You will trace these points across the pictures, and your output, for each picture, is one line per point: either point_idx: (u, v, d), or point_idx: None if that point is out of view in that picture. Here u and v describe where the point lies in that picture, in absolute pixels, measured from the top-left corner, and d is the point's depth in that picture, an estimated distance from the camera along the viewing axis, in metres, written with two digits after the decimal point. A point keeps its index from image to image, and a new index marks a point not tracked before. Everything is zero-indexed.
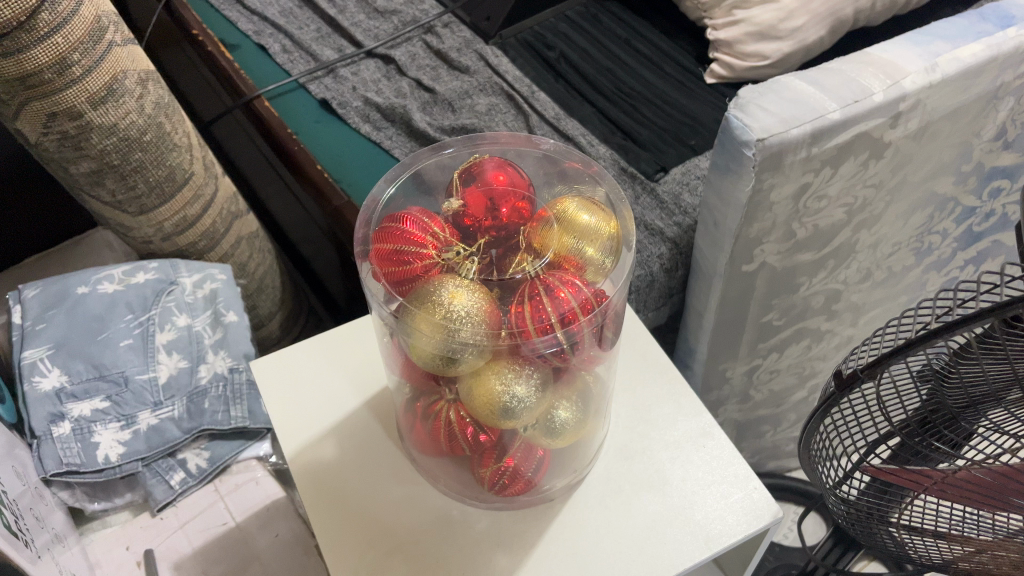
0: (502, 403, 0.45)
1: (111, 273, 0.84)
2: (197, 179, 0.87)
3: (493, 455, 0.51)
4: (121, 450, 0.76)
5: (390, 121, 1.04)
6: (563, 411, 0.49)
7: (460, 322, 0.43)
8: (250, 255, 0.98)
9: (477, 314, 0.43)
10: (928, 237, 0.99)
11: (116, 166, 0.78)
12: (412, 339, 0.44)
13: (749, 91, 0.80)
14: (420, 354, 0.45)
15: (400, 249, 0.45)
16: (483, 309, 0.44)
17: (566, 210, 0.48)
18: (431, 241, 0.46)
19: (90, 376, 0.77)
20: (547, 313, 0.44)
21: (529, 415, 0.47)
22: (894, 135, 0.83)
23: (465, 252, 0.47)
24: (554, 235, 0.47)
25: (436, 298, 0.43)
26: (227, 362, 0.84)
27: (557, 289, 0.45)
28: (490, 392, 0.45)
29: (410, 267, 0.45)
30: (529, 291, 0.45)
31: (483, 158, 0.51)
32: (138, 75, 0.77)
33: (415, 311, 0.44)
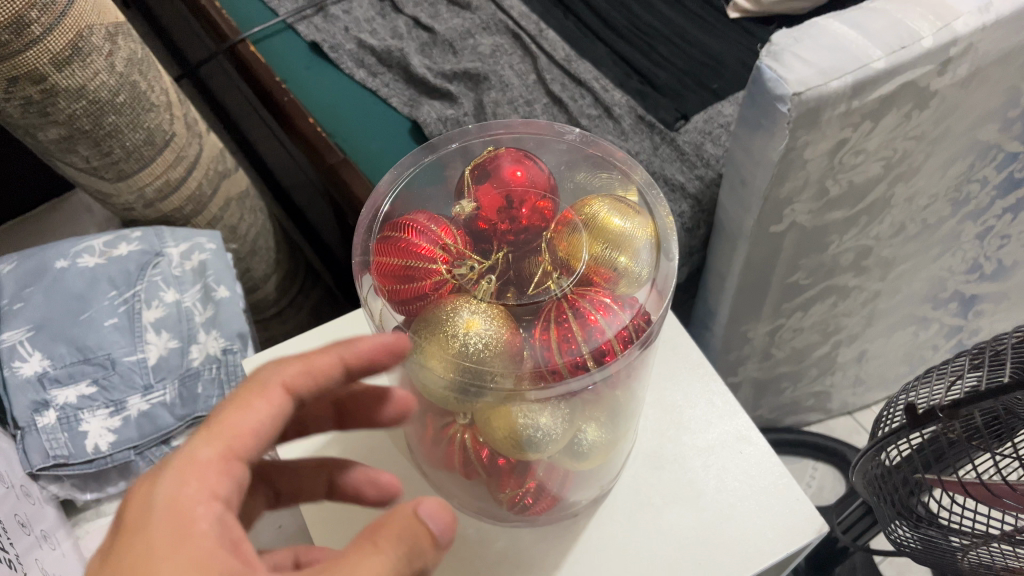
0: (526, 437, 0.40)
1: (91, 244, 0.79)
2: (180, 139, 0.80)
3: (513, 480, 0.46)
4: (110, 439, 0.71)
5: (386, 66, 0.96)
6: (592, 434, 0.44)
7: (478, 357, 0.38)
8: (240, 217, 0.91)
9: (496, 346, 0.38)
10: (966, 187, 0.92)
11: (88, 131, 0.71)
12: (422, 372, 0.39)
13: (782, 37, 0.74)
14: (428, 389, 0.40)
15: (408, 267, 0.40)
16: (506, 338, 0.38)
17: (596, 213, 0.42)
18: (440, 255, 0.41)
19: (73, 361, 0.72)
20: (578, 344, 0.38)
21: (554, 445, 0.42)
22: (942, 83, 0.76)
23: (480, 268, 0.42)
24: (583, 243, 0.41)
25: (450, 328, 0.38)
26: (220, 343, 0.78)
27: (588, 313, 0.39)
28: (512, 427, 0.39)
29: (418, 286, 0.40)
30: (554, 314, 0.39)
31: (500, 149, 0.45)
32: (106, 29, 0.69)
33: (423, 342, 0.39)
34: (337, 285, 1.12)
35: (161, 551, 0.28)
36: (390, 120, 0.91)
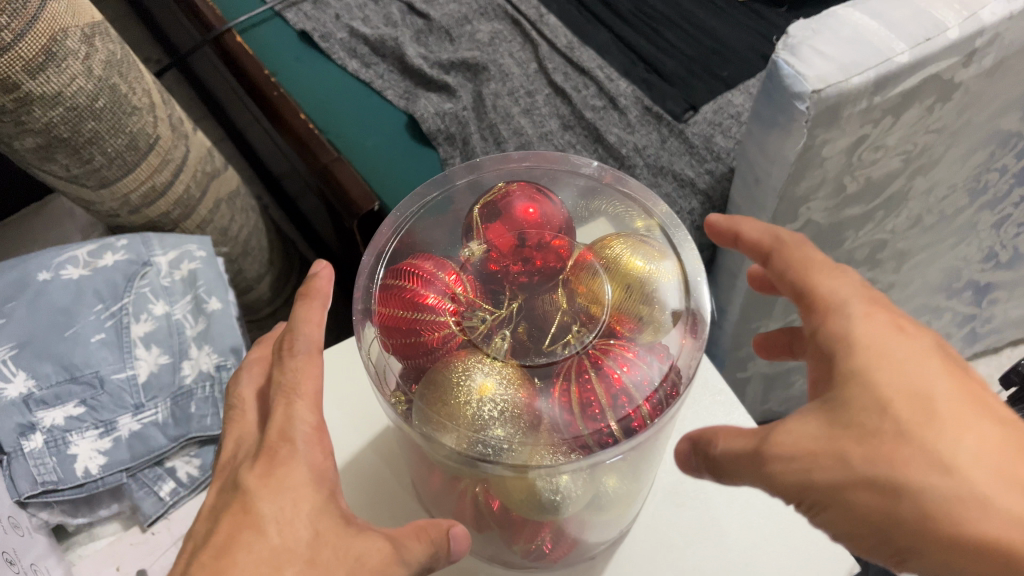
0: (547, 502, 0.37)
1: (74, 254, 0.75)
2: (165, 142, 0.76)
3: (529, 532, 0.43)
4: (102, 461, 0.68)
5: (380, 55, 0.92)
6: (612, 485, 0.41)
7: (492, 424, 0.35)
8: (231, 218, 0.87)
9: (512, 409, 0.36)
10: (985, 176, 0.89)
11: (67, 139, 0.67)
12: (428, 441, 0.36)
13: (799, 28, 0.70)
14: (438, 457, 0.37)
15: (414, 322, 0.38)
16: (521, 401, 0.36)
17: (617, 256, 0.40)
18: (447, 306, 0.39)
19: (60, 380, 0.69)
20: (603, 409, 0.36)
21: (575, 504, 0.39)
22: (966, 75, 0.72)
23: (492, 320, 0.40)
24: (603, 287, 0.40)
25: (462, 393, 0.36)
26: (213, 358, 0.76)
27: (611, 367, 0.37)
28: (532, 493, 0.37)
29: (426, 342, 0.38)
30: (575, 370, 0.37)
31: (513, 183, 0.44)
32: (83, 31, 0.65)
33: (431, 408, 0.36)
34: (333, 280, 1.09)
35: (299, 481, 0.36)
36: (385, 114, 0.87)
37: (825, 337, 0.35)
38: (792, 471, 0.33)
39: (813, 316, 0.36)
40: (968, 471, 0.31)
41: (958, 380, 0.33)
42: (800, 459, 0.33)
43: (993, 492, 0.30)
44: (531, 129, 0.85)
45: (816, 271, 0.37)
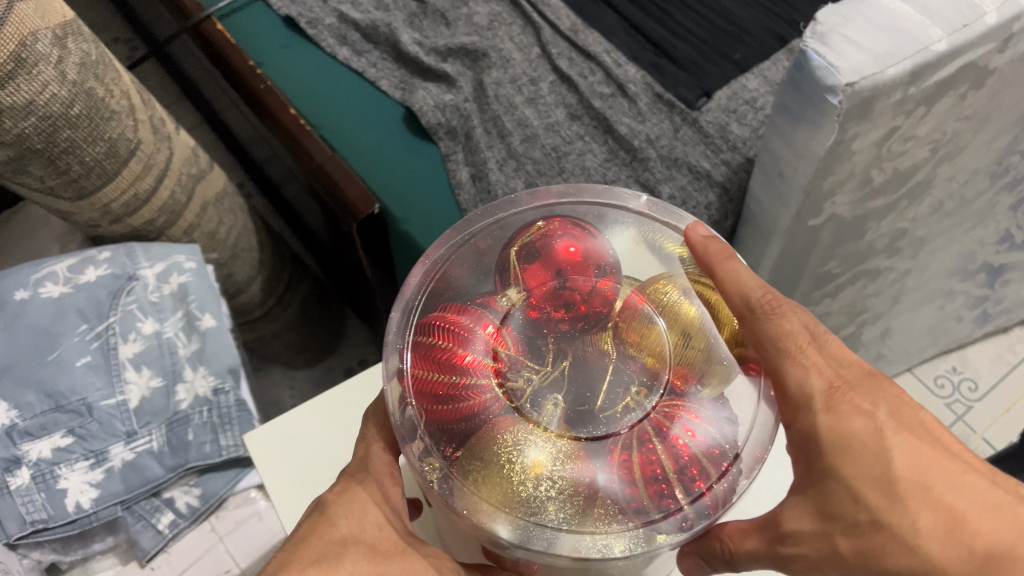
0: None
1: (54, 270, 0.70)
2: (146, 147, 0.70)
3: None
4: (94, 494, 0.64)
5: (373, 43, 0.86)
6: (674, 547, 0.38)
7: (543, 503, 0.33)
8: (219, 221, 0.82)
9: (567, 487, 0.33)
10: (1008, 159, 0.85)
11: (41, 150, 0.61)
12: (477, 528, 0.34)
13: (828, 14, 0.65)
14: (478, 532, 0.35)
15: (457, 387, 0.35)
16: (578, 478, 0.34)
17: (673, 303, 0.39)
18: (491, 366, 0.37)
19: (45, 409, 0.63)
20: (672, 488, 0.33)
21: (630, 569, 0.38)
22: (1002, 60, 0.68)
23: (539, 380, 0.37)
24: (662, 336, 0.38)
25: (511, 469, 0.34)
26: (210, 382, 0.72)
27: (676, 435, 0.34)
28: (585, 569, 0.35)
29: (469, 407, 0.35)
30: (637, 440, 0.34)
31: (552, 222, 0.42)
32: (53, 33, 0.59)
33: (472, 486, 0.34)
34: (326, 274, 1.04)
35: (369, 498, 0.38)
36: (379, 106, 0.81)
37: (797, 431, 0.34)
38: (793, 562, 0.34)
39: (786, 404, 0.35)
40: (929, 547, 0.30)
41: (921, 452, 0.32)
42: (802, 557, 0.33)
43: (956, 565, 0.29)
44: (537, 121, 0.81)
45: (786, 352, 0.35)
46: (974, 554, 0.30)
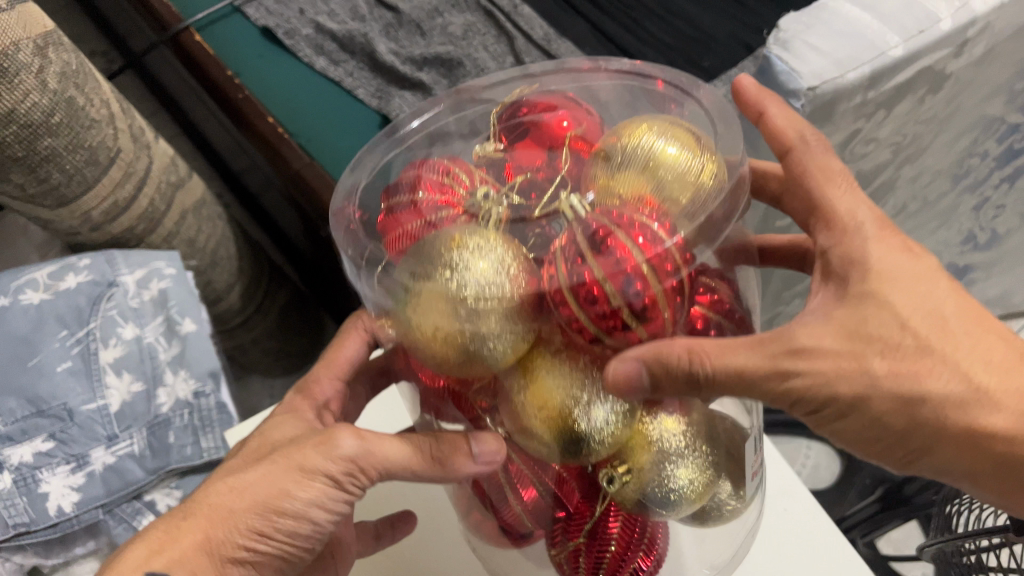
0: (568, 419, 0.30)
1: (34, 277, 0.71)
2: (126, 155, 0.71)
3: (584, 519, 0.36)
4: (76, 498, 0.64)
5: (349, 52, 0.88)
6: (684, 471, 0.33)
7: (473, 292, 0.29)
8: (198, 228, 0.83)
9: (502, 279, 0.30)
10: (968, 161, 0.88)
11: (22, 158, 0.62)
12: (415, 322, 0.31)
13: (791, 22, 0.67)
14: (426, 350, 0.31)
15: (394, 212, 0.35)
16: (509, 275, 0.30)
17: (646, 141, 0.33)
18: (442, 196, 0.35)
19: (26, 414, 0.64)
20: (603, 287, 0.28)
21: (625, 460, 0.33)
22: (957, 65, 0.70)
23: (507, 212, 0.34)
24: (624, 172, 0.33)
25: (442, 257, 0.30)
26: (190, 384, 0.72)
27: (633, 232, 0.29)
28: (547, 402, 0.30)
29: (395, 231, 0.34)
30: (580, 232, 0.30)
31: (543, 95, 0.40)
32: (35, 42, 0.60)
33: (421, 295, 0.30)
34: (304, 281, 1.04)
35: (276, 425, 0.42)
36: (355, 114, 0.83)
37: (844, 255, 0.36)
38: (810, 390, 0.33)
39: (827, 231, 0.37)
40: (961, 361, 0.35)
41: (932, 282, 0.36)
42: (821, 374, 0.33)
43: (982, 375, 0.35)
44: None
45: (831, 181, 0.38)
46: (988, 363, 0.36)
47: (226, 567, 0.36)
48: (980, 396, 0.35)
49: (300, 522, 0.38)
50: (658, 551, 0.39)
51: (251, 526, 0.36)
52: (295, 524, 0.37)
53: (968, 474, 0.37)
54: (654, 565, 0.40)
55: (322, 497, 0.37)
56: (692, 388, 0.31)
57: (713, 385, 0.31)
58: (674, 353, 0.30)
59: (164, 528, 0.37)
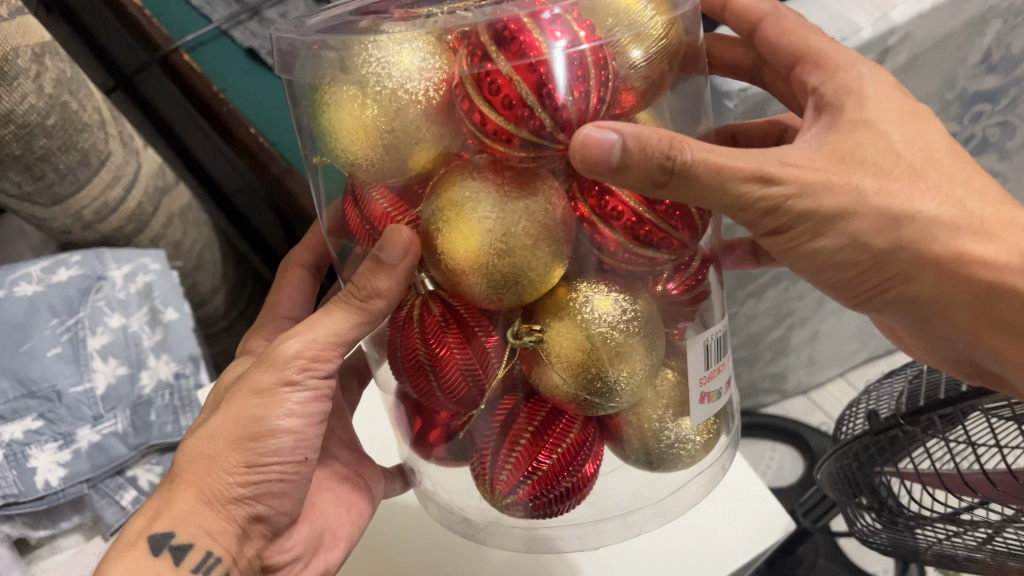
0: (482, 243, 0.32)
1: (28, 271, 0.76)
2: (116, 158, 0.77)
3: (535, 414, 0.39)
4: (62, 473, 0.68)
5: None
6: (618, 366, 0.36)
7: (388, 75, 0.32)
8: (184, 233, 0.88)
9: (421, 67, 0.32)
10: None
11: (19, 157, 0.68)
12: (336, 108, 0.33)
13: None
14: (350, 143, 0.34)
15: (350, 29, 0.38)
16: (428, 62, 0.32)
17: None
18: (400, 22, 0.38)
19: (17, 395, 0.69)
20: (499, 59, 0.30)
21: (563, 347, 0.36)
22: None
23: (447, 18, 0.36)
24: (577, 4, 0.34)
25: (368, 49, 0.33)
26: (171, 366, 0.77)
27: (537, 20, 0.31)
28: (462, 226, 0.32)
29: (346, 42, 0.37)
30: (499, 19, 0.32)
31: None
32: (33, 50, 0.66)
33: (338, 78, 0.33)
34: None
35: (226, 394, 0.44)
36: None
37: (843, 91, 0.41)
38: (797, 197, 0.35)
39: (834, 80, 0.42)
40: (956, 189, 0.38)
41: (922, 124, 0.40)
42: (801, 181, 0.35)
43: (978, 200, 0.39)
44: None
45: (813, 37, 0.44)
46: (985, 193, 0.39)
47: (231, 508, 0.39)
48: (972, 223, 0.38)
49: (278, 441, 0.40)
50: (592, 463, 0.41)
51: (234, 464, 0.39)
52: (276, 442, 0.40)
53: (943, 304, 0.40)
54: (584, 485, 0.41)
55: (288, 409, 0.40)
56: (662, 180, 0.32)
57: (687, 179, 0.32)
58: (654, 137, 0.31)
59: (157, 499, 0.39)
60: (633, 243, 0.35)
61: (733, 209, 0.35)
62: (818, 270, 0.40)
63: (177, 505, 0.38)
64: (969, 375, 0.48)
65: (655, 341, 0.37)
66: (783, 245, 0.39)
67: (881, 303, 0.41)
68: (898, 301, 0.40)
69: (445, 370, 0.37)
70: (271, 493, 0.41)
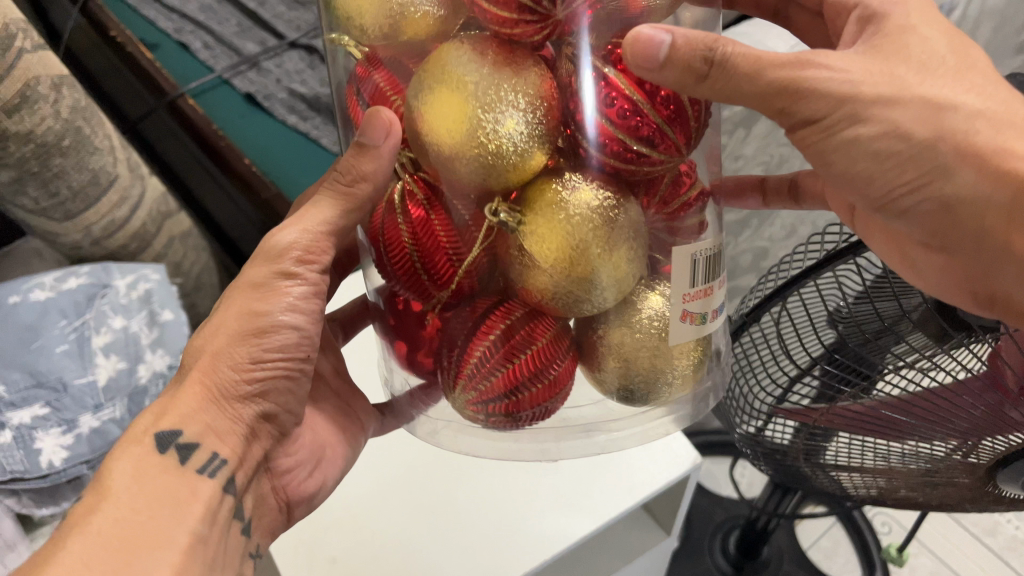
0: (472, 106, 0.35)
1: (41, 280, 0.85)
2: (123, 181, 0.87)
3: (501, 323, 0.40)
4: (64, 454, 0.75)
5: (316, 111, 1.05)
6: (596, 254, 0.37)
7: None
8: (184, 254, 0.98)
9: None
10: None
11: (37, 173, 0.78)
12: None
13: None
14: (361, 7, 0.38)
15: None
16: None
17: None
18: None
19: (27, 385, 0.77)
20: None
21: (545, 241, 0.37)
22: None
23: None
24: None
25: None
26: (165, 359, 0.85)
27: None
28: (454, 95, 0.35)
29: None
30: None
31: None
32: (52, 80, 0.77)
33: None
34: None
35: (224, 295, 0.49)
36: (326, 161, 0.99)
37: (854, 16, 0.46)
38: (837, 85, 0.38)
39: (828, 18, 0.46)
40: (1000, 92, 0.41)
41: (965, 39, 0.42)
42: (849, 72, 0.38)
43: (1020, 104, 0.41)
44: None
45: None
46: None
47: (238, 408, 0.45)
48: (1009, 117, 0.40)
49: (286, 335, 0.46)
50: (563, 370, 0.41)
51: (241, 357, 0.44)
52: (279, 336, 0.45)
53: (976, 208, 0.41)
54: (553, 390, 0.42)
55: (289, 302, 0.46)
56: (705, 71, 0.36)
57: (724, 74, 0.36)
58: (698, 36, 0.36)
59: (166, 399, 0.45)
60: (632, 141, 0.36)
61: (766, 96, 0.38)
62: (848, 171, 0.42)
63: (184, 401, 0.44)
64: (986, 308, 0.46)
65: (632, 240, 0.38)
66: (818, 139, 0.40)
67: (914, 202, 0.42)
68: (935, 201, 0.42)
69: (438, 258, 0.41)
70: (277, 390, 0.47)
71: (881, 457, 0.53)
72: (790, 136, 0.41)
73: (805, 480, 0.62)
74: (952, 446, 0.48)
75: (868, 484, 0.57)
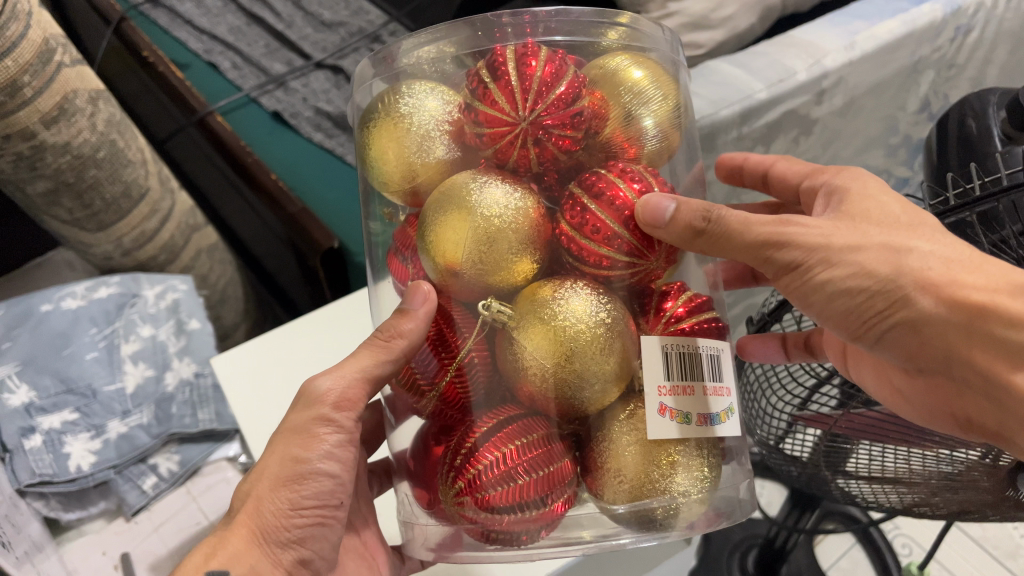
0: (474, 218, 0.36)
1: (73, 290, 0.88)
2: (154, 194, 0.89)
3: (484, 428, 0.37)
4: (92, 459, 0.76)
5: (341, 128, 1.07)
6: (589, 355, 0.35)
7: (409, 114, 0.40)
8: (210, 267, 1.01)
9: (437, 115, 0.40)
10: None
11: (72, 184, 0.79)
12: (374, 139, 0.41)
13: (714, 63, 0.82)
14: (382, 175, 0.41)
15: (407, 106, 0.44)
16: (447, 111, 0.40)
17: (617, 66, 0.41)
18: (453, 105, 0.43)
19: (58, 391, 0.79)
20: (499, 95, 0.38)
21: (538, 339, 0.35)
22: (821, 112, 0.84)
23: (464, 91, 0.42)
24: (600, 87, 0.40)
25: (398, 103, 0.40)
26: (192, 367, 0.87)
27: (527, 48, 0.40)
28: (458, 210, 0.36)
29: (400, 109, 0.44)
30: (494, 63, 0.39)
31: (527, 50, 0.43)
32: (89, 94, 0.79)
33: (375, 117, 0.41)
34: None
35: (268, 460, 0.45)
36: (351, 176, 1.01)
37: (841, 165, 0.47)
38: (809, 237, 0.39)
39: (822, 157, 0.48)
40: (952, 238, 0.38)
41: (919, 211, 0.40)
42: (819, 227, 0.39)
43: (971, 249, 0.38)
44: None
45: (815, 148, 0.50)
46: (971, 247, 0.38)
47: (279, 551, 0.40)
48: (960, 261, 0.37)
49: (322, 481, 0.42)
50: (546, 477, 0.36)
51: (279, 504, 0.40)
52: (316, 484, 0.42)
53: (942, 342, 0.37)
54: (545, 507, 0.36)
55: (326, 450, 0.42)
56: (702, 227, 0.38)
57: (718, 234, 0.39)
58: (694, 204, 0.39)
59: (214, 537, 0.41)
60: (613, 255, 0.37)
61: (754, 251, 0.40)
62: (827, 311, 0.40)
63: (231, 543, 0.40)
64: (969, 431, 0.43)
65: (625, 344, 0.36)
66: (797, 281, 0.40)
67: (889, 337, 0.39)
68: (901, 332, 0.38)
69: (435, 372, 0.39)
70: (314, 537, 0.42)
71: (899, 462, 0.53)
72: (779, 285, 0.42)
73: (822, 490, 0.61)
74: (978, 452, 0.48)
75: (883, 493, 0.56)
